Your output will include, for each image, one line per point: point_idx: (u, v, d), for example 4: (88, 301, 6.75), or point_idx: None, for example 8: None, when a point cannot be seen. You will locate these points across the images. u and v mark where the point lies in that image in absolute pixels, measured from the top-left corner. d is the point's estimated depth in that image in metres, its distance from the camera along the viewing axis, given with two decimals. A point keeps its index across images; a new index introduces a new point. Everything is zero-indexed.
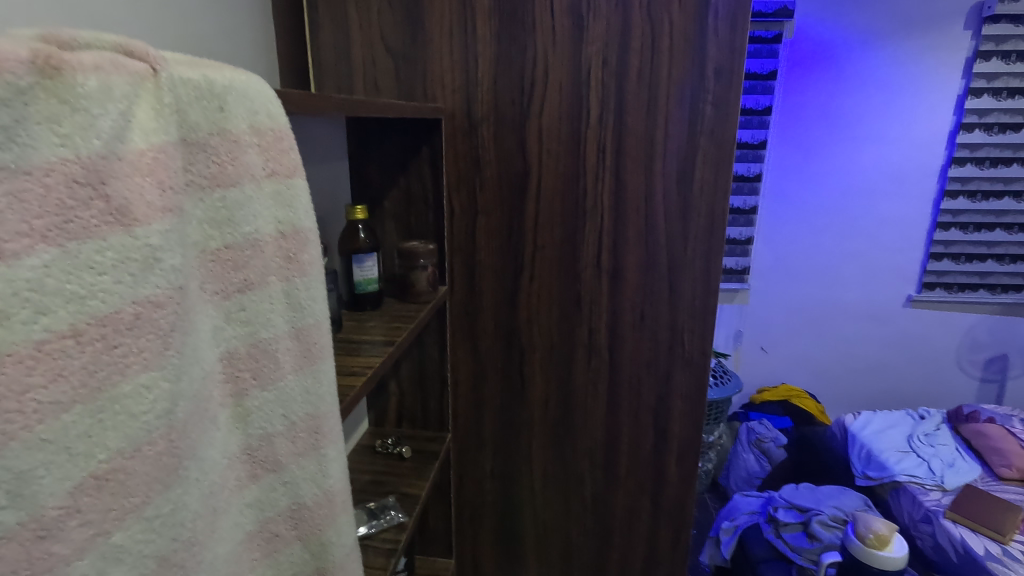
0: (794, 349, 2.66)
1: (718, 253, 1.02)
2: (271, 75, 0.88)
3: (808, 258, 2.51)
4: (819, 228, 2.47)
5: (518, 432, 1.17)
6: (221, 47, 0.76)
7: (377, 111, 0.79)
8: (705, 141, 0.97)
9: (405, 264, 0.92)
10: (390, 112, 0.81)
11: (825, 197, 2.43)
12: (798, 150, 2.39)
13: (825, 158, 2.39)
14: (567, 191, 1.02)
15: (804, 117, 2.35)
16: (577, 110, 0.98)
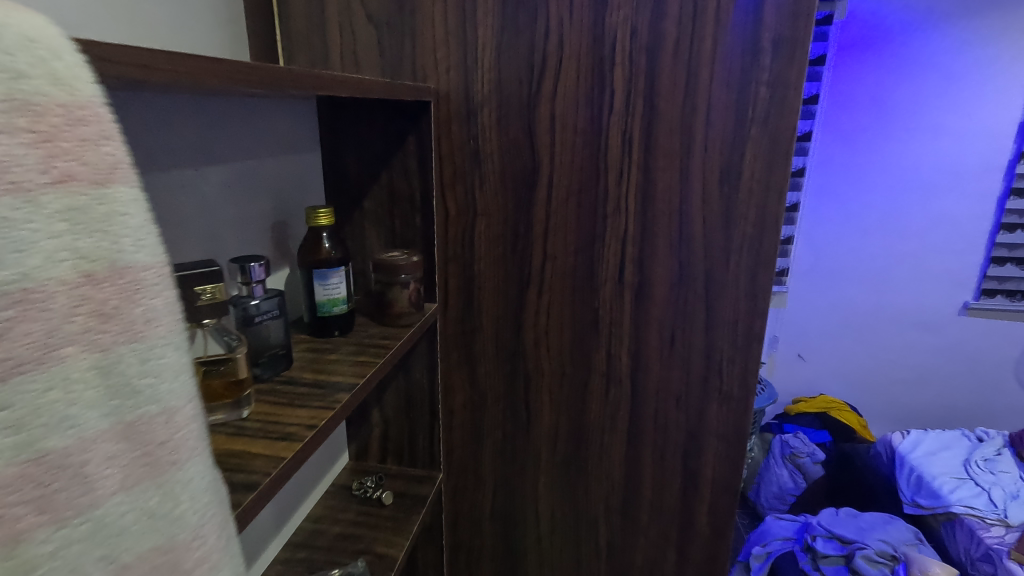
0: (839, 362, 2.42)
1: (768, 269, 0.83)
2: (236, 49, 0.73)
3: (856, 263, 2.27)
4: (870, 229, 2.22)
5: (523, 470, 1.00)
6: (170, 12, 0.61)
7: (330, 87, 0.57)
8: (757, 131, 0.78)
9: (383, 280, 0.75)
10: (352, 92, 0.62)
11: (879, 196, 2.18)
12: (848, 143, 2.15)
13: (880, 153, 2.14)
14: (585, 191, 0.84)
15: (857, 106, 2.11)
16: (597, 93, 0.80)
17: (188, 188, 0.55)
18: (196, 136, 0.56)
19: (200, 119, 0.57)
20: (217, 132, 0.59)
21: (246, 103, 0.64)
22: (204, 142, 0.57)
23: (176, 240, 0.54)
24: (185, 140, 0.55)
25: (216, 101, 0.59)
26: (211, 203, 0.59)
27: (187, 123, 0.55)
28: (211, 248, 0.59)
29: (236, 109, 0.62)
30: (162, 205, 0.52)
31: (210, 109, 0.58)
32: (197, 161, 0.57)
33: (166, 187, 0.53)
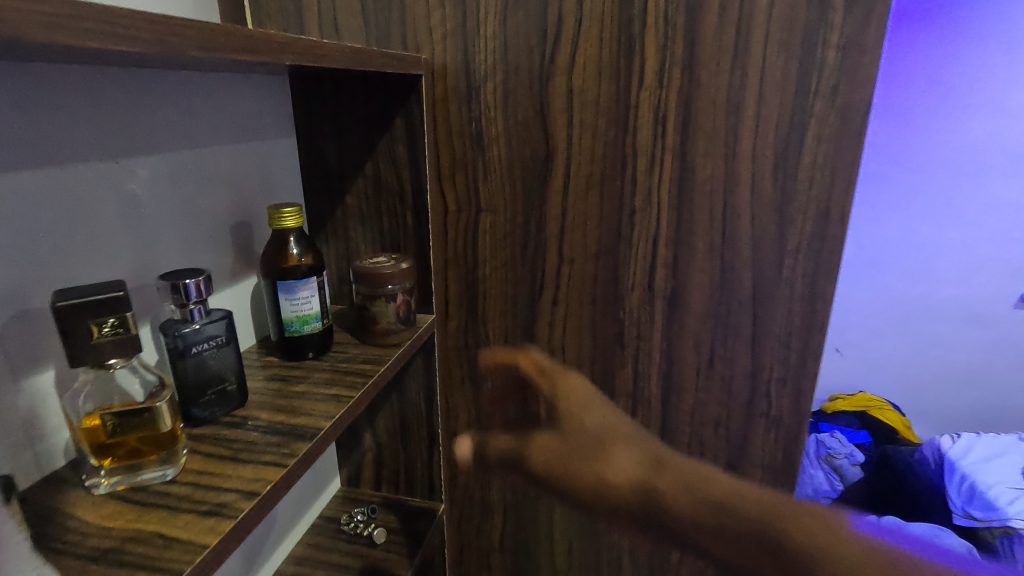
0: (886, 360, 2.23)
1: (831, 274, 0.69)
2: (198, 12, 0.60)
3: (906, 253, 2.06)
4: (925, 216, 2.00)
5: (537, 499, 0.86)
6: None
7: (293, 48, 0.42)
8: (821, 106, 0.63)
9: (365, 292, 0.63)
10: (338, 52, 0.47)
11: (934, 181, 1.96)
12: (896, 123, 1.94)
13: (933, 133, 1.91)
14: (609, 182, 0.70)
15: (907, 82, 1.89)
16: (623, 62, 0.66)
17: (64, 190, 0.41)
18: (73, 120, 0.42)
19: (79, 98, 0.42)
20: (112, 114, 0.45)
21: (160, 75, 0.49)
22: (87, 128, 0.43)
23: (45, 262, 0.41)
24: (53, 126, 0.40)
25: (111, 72, 0.44)
26: (107, 207, 0.45)
27: (56, 104, 0.41)
28: (109, 268, 0.45)
29: (146, 84, 0.48)
30: (14, 217, 0.38)
31: (97, 83, 0.44)
32: (80, 154, 0.42)
33: (22, 193, 0.39)
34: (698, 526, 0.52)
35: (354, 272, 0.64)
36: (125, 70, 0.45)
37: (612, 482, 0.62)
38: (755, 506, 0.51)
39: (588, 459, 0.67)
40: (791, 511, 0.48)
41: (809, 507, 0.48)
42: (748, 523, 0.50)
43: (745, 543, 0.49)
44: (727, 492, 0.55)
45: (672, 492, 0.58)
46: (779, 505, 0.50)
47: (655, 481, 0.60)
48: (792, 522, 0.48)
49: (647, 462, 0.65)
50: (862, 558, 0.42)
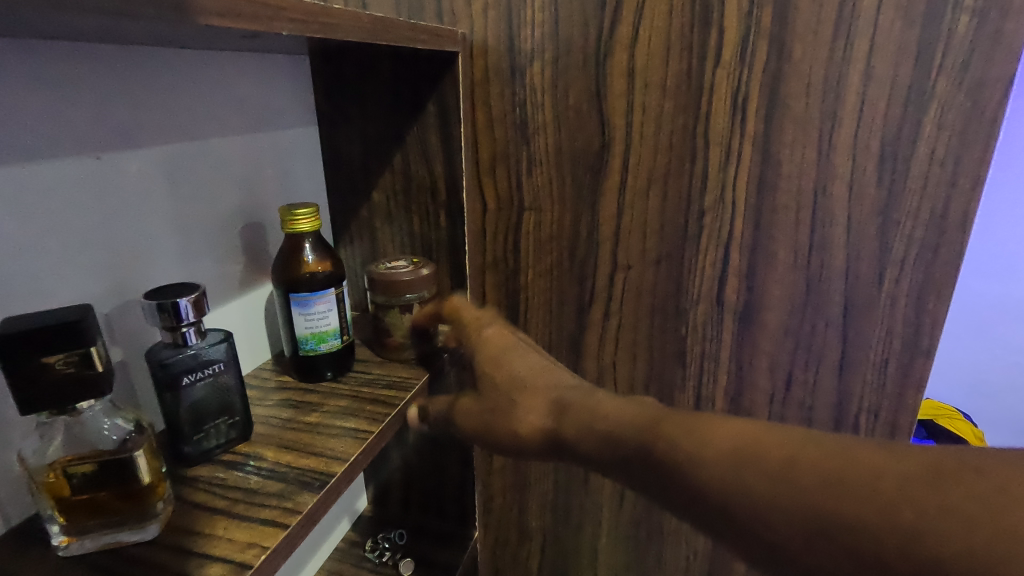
0: None
1: (943, 291, 0.57)
2: None
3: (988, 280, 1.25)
4: None
5: (579, 528, 0.77)
6: None
7: (302, 20, 0.35)
8: (945, 86, 0.51)
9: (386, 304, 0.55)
10: (357, 29, 0.39)
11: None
12: None
13: None
14: (673, 178, 0.60)
15: None
16: (696, 34, 0.55)
17: (14, 195, 0.34)
18: (29, 107, 0.34)
19: (39, 80, 0.35)
20: (84, 99, 0.37)
21: (145, 53, 0.41)
22: (48, 115, 0.35)
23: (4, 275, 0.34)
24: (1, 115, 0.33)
25: (94, 51, 0.37)
26: (79, 211, 0.38)
27: (6, 87, 0.33)
28: (83, 284, 0.38)
29: (127, 65, 0.40)
30: None
31: (63, 62, 0.36)
32: (37, 151, 0.35)
33: None
34: (597, 460, 0.38)
35: (369, 277, 0.56)
36: (99, 45, 0.38)
37: (523, 435, 0.43)
38: (708, 455, 0.32)
39: (506, 411, 0.44)
40: (718, 422, 0.33)
41: (730, 427, 0.33)
42: (631, 442, 0.36)
43: (643, 473, 0.35)
44: (618, 412, 0.39)
45: (579, 418, 0.40)
46: (707, 426, 0.33)
47: (577, 419, 0.40)
48: (715, 465, 0.31)
49: (555, 401, 0.42)
50: (798, 489, 0.28)
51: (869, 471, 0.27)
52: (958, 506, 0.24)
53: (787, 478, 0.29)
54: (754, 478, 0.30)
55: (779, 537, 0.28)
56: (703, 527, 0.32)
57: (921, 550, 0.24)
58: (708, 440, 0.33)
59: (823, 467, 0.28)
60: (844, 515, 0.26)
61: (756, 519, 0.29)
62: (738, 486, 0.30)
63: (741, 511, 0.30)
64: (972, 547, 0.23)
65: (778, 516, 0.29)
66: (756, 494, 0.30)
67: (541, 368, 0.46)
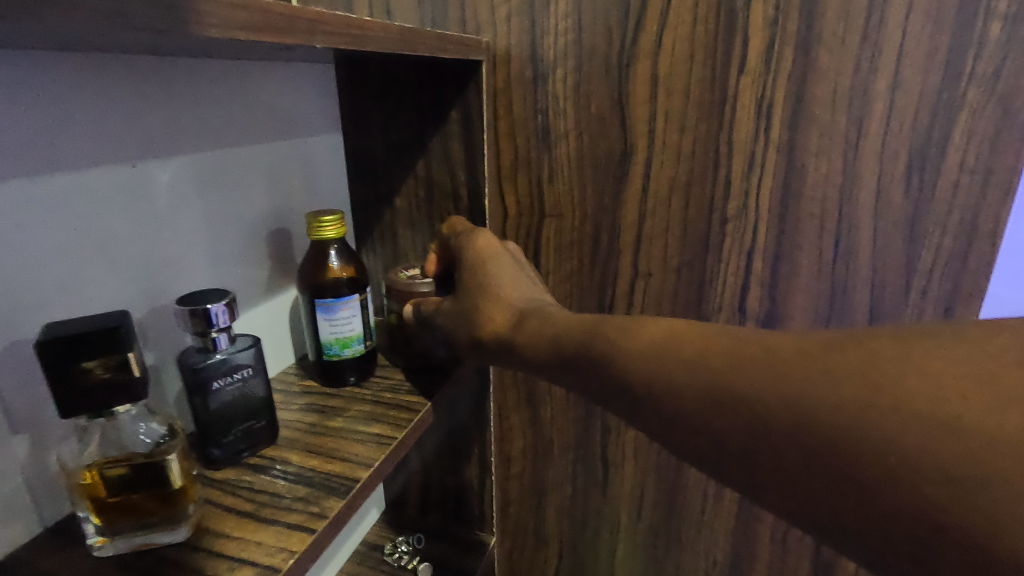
0: None
1: (972, 299, 0.57)
2: None
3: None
4: None
5: (597, 534, 0.77)
6: None
7: (338, 29, 0.35)
8: (976, 94, 0.51)
9: (398, 309, 0.56)
10: (390, 36, 0.40)
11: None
12: None
13: None
14: (696, 184, 0.60)
15: None
16: (721, 42, 0.55)
17: (55, 202, 0.35)
18: (61, 119, 0.35)
19: (65, 91, 0.35)
20: (105, 110, 0.37)
21: (174, 64, 0.42)
22: (81, 126, 0.36)
23: (45, 286, 0.35)
24: (10, 126, 0.32)
25: (132, 62, 0.39)
26: (109, 218, 0.38)
27: (49, 99, 0.34)
28: (117, 289, 0.39)
29: (149, 75, 0.40)
30: (14, 235, 0.33)
31: (83, 73, 0.36)
32: (50, 162, 0.35)
33: (19, 205, 0.33)
34: (546, 367, 0.40)
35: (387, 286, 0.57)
36: (115, 56, 0.37)
37: (483, 339, 0.44)
38: (636, 350, 0.33)
39: (471, 313, 0.46)
40: (652, 321, 0.34)
41: (661, 324, 0.33)
42: (574, 345, 0.37)
43: (583, 372, 0.36)
44: (568, 320, 0.40)
45: (531, 329, 0.41)
46: (640, 325, 0.34)
47: (524, 329, 0.42)
48: (640, 358, 0.33)
49: (517, 313, 0.43)
50: (708, 371, 0.30)
51: (772, 350, 0.28)
52: (834, 371, 0.25)
53: (699, 363, 0.30)
54: (671, 364, 0.31)
55: (687, 415, 0.30)
56: (630, 415, 0.34)
57: (805, 412, 0.26)
58: (640, 335, 0.34)
59: (730, 348, 0.29)
60: (745, 388, 0.28)
61: (668, 398, 0.31)
62: (658, 373, 0.32)
63: (659, 396, 0.31)
64: (841, 401, 0.25)
65: (691, 397, 0.30)
66: (671, 379, 0.31)
67: (514, 281, 0.47)
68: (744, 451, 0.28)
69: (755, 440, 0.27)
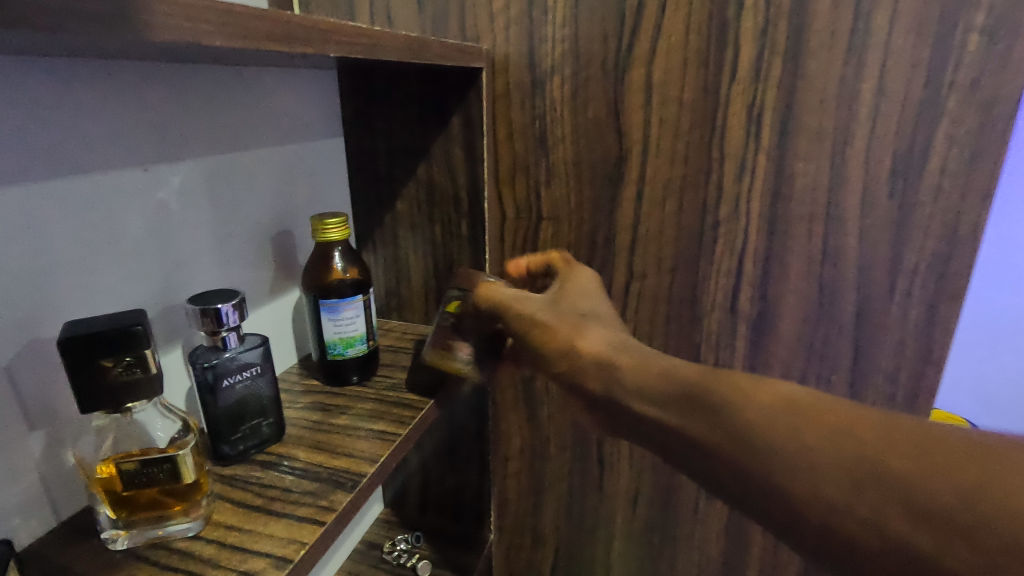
0: None
1: (955, 300, 0.58)
2: None
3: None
4: None
5: (593, 532, 0.78)
6: None
7: (345, 39, 0.36)
8: (957, 102, 0.53)
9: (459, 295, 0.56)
10: (397, 48, 0.41)
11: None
12: None
13: None
14: (690, 188, 0.62)
15: None
16: (713, 51, 0.56)
17: (75, 207, 0.36)
18: (81, 126, 0.36)
19: (85, 101, 0.36)
20: (116, 116, 0.38)
21: (187, 72, 0.43)
22: (97, 132, 0.37)
23: (64, 286, 0.36)
24: (34, 134, 0.34)
25: (148, 70, 0.40)
26: (124, 221, 0.39)
27: (69, 107, 0.35)
28: (132, 290, 0.40)
29: (158, 81, 0.41)
30: (38, 239, 0.34)
31: (94, 82, 0.37)
32: (60, 164, 0.35)
33: (41, 212, 0.34)
34: (639, 404, 0.38)
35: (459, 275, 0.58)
36: (129, 66, 0.39)
37: (578, 355, 0.42)
38: (762, 407, 0.32)
39: (570, 325, 0.44)
40: (777, 383, 0.34)
41: (791, 387, 0.33)
42: (678, 386, 0.36)
43: (684, 415, 0.35)
44: (674, 363, 0.38)
45: (635, 364, 0.40)
46: (753, 382, 0.34)
47: (615, 360, 0.40)
48: (771, 418, 0.32)
49: (619, 343, 0.42)
50: (848, 438, 0.29)
51: (925, 434, 0.28)
52: (993, 471, 0.25)
53: (840, 432, 0.29)
54: (806, 426, 0.31)
55: (810, 478, 0.29)
56: (730, 466, 0.33)
57: (949, 498, 0.25)
58: (768, 392, 0.33)
59: (881, 427, 0.29)
60: (889, 464, 0.27)
61: (794, 457, 0.30)
62: (788, 432, 0.31)
63: (782, 453, 0.31)
64: (995, 498, 0.24)
65: (823, 462, 0.29)
66: (804, 439, 0.30)
67: (610, 316, 0.46)
68: (863, 521, 0.27)
69: (882, 517, 0.27)
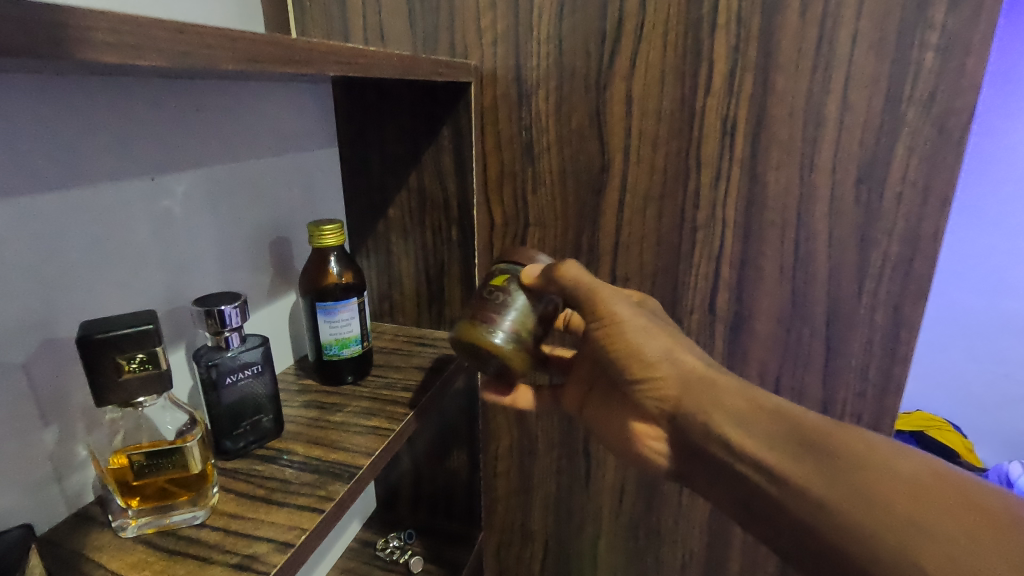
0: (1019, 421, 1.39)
1: (919, 300, 0.61)
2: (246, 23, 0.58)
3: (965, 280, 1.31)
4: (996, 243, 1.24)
5: (581, 528, 0.81)
6: None
7: (334, 57, 0.38)
8: (914, 115, 0.56)
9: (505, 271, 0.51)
10: (388, 62, 0.44)
11: (995, 200, 1.22)
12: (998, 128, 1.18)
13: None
14: (669, 196, 0.65)
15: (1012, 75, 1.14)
16: (689, 66, 0.60)
17: (89, 215, 0.39)
18: (94, 139, 0.39)
19: (97, 116, 0.39)
20: (124, 129, 0.40)
21: (192, 87, 0.45)
22: (108, 145, 0.39)
23: (78, 289, 0.38)
24: (51, 147, 0.36)
25: (157, 86, 0.42)
26: (133, 227, 0.42)
27: (83, 120, 0.38)
28: (140, 293, 0.43)
29: (164, 96, 0.43)
30: (56, 245, 0.37)
31: (106, 98, 0.39)
32: (73, 176, 0.37)
33: (59, 220, 0.37)
34: (760, 437, 0.44)
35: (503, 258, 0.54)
36: (139, 83, 0.41)
37: (684, 366, 0.49)
38: (895, 473, 0.38)
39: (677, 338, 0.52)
40: (912, 456, 0.39)
41: (922, 462, 0.39)
42: (809, 434, 0.43)
43: (811, 460, 0.41)
44: (804, 414, 0.44)
45: (758, 403, 0.46)
46: (891, 451, 0.40)
47: (718, 386, 0.48)
48: (901, 483, 0.38)
49: (740, 382, 0.48)
50: (966, 521, 0.35)
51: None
52: None
53: (960, 515, 0.35)
54: (932, 500, 0.36)
55: (915, 541, 0.35)
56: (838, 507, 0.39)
57: None
58: (902, 463, 0.39)
59: (1000, 522, 0.34)
60: (994, 552, 0.33)
61: (906, 518, 0.36)
62: (909, 498, 0.37)
63: (896, 512, 0.37)
64: None
65: (934, 530, 0.35)
66: (922, 509, 0.36)
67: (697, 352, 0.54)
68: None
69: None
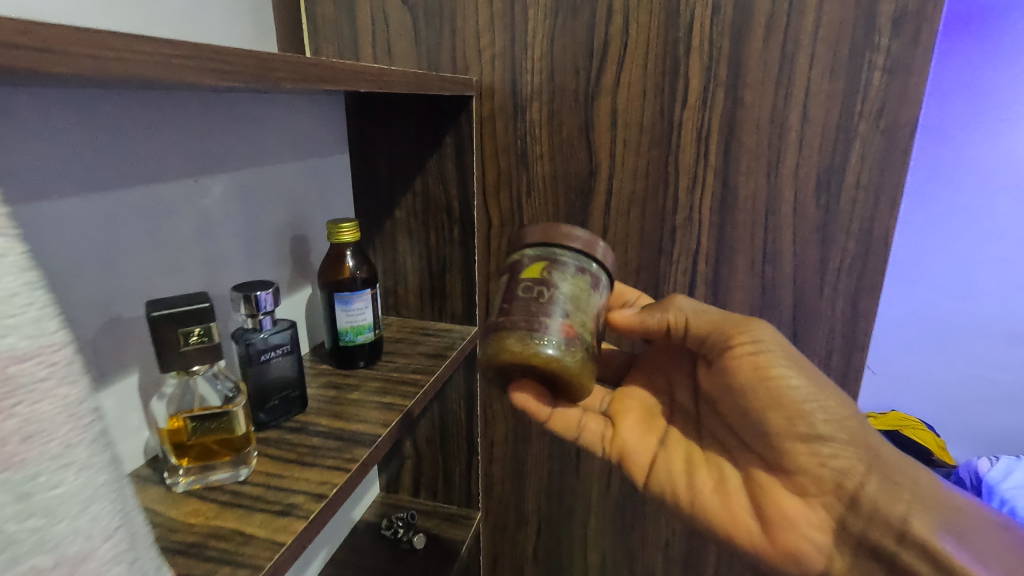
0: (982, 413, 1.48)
1: (873, 292, 0.69)
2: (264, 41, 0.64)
3: (931, 284, 1.40)
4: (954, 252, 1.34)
5: (572, 509, 0.86)
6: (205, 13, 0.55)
7: (361, 77, 0.44)
8: (865, 127, 0.64)
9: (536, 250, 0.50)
10: (405, 82, 0.50)
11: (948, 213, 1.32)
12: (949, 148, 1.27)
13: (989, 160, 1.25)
14: (650, 199, 0.72)
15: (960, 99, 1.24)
16: (668, 82, 0.67)
17: (144, 209, 0.44)
18: (150, 144, 0.44)
19: (154, 124, 0.44)
20: (173, 136, 0.46)
21: (231, 100, 0.51)
22: (162, 150, 0.45)
23: (133, 276, 0.44)
24: (117, 151, 0.41)
25: (202, 98, 0.48)
26: (179, 223, 0.47)
27: (141, 127, 0.43)
28: (183, 281, 0.48)
29: (207, 107, 0.49)
30: (117, 236, 0.42)
31: (161, 108, 0.45)
32: (132, 175, 0.43)
33: (121, 212, 0.42)
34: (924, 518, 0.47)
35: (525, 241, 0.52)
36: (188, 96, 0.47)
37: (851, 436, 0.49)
38: None
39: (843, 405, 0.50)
40: None
41: None
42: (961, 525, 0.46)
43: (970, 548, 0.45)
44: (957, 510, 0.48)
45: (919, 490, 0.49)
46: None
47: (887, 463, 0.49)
48: None
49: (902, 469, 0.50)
50: None
51: None
52: None
53: None
54: None
55: None
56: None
57: None
58: None
59: None
60: None
61: None
62: None
63: None
64: None
65: None
66: None
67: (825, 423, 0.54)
68: None
69: None
